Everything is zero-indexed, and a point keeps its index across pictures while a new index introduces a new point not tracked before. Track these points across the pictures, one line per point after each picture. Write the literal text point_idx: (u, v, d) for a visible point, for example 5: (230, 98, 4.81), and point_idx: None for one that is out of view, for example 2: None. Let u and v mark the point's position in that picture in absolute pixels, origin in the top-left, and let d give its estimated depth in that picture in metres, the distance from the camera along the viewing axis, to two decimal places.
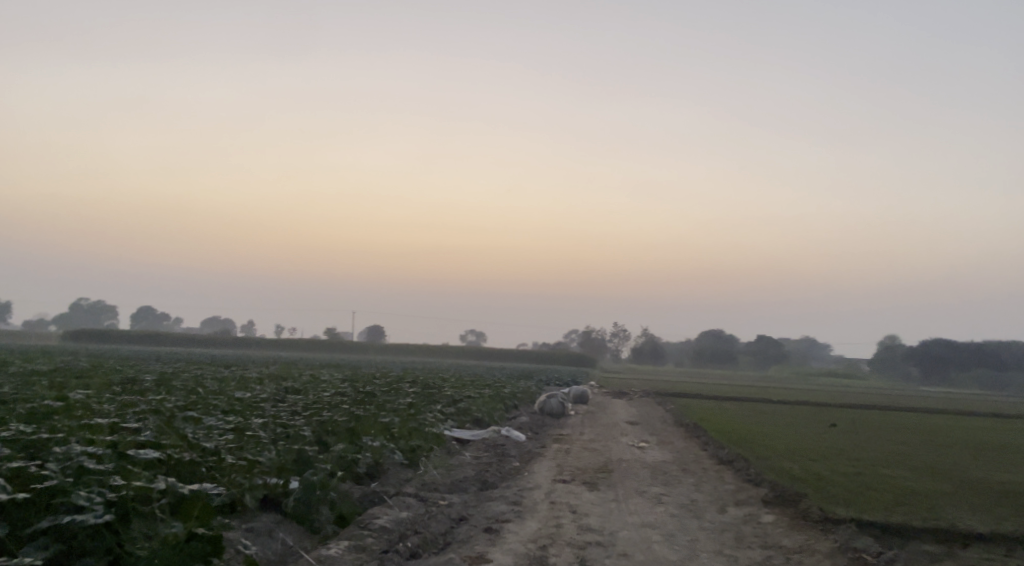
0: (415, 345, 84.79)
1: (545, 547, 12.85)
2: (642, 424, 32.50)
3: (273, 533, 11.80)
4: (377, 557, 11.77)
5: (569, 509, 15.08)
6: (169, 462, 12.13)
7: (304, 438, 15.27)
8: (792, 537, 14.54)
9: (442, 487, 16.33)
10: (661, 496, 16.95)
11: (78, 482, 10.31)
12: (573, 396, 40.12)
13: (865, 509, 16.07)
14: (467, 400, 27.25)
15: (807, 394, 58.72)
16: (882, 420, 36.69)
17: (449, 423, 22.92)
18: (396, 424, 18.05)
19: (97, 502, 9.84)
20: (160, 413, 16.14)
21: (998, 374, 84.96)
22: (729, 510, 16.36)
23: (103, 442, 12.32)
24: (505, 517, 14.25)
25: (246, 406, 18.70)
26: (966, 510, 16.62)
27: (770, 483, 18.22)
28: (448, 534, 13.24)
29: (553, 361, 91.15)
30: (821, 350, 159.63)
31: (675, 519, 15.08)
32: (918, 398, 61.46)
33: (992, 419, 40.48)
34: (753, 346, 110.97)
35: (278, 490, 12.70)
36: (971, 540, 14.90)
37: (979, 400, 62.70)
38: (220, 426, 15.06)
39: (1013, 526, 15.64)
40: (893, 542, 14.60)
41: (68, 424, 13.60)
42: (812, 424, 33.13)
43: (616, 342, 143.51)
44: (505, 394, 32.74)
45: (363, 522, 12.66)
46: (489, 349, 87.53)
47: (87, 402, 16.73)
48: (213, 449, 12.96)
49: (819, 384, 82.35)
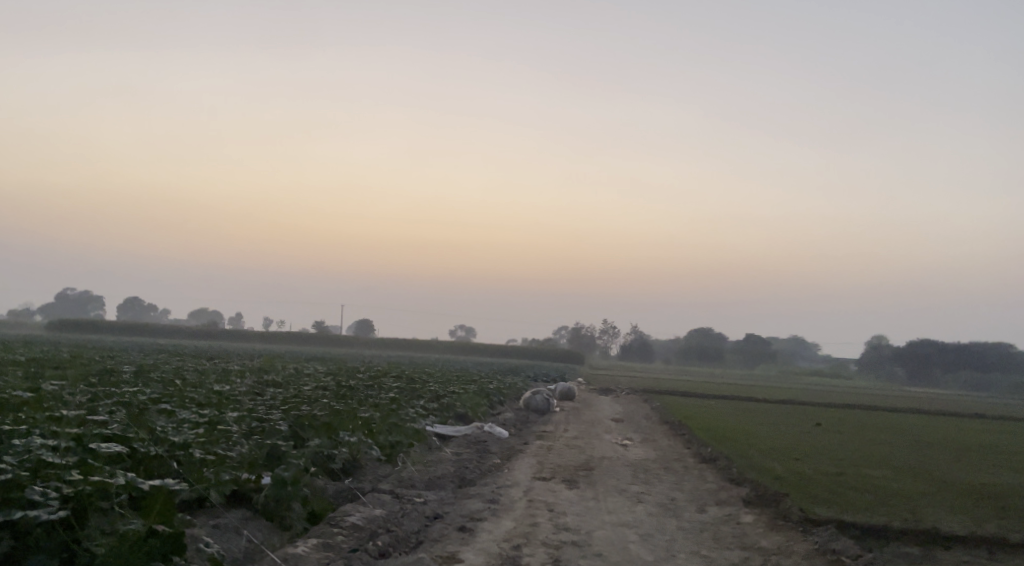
0: (402, 341, 84.61)
1: (518, 547, 12.61)
2: (626, 421, 32.36)
3: (240, 530, 11.55)
4: (345, 556, 11.49)
5: (547, 507, 14.86)
6: (136, 457, 11.90)
7: (279, 432, 15.00)
8: (771, 537, 14.32)
9: (419, 484, 16.07)
10: (641, 495, 16.73)
11: (34, 476, 10.08)
12: (559, 393, 39.85)
13: (846, 510, 15.88)
14: (452, 396, 26.99)
15: (794, 393, 58.79)
16: (867, 420, 36.65)
17: (432, 419, 22.67)
18: (375, 419, 17.79)
19: (52, 497, 9.59)
20: (134, 405, 15.84)
21: (982, 374, 85.44)
22: (709, 509, 16.15)
23: (67, 434, 12.10)
24: (480, 515, 14.02)
25: (223, 399, 18.50)
26: (947, 512, 16.43)
27: (752, 483, 18.02)
28: (421, 532, 13.00)
29: (541, 356, 90.98)
30: (807, 348, 160.82)
31: (654, 519, 14.85)
32: (902, 398, 61.68)
33: (976, 420, 40.46)
34: (741, 345, 111.11)
35: (248, 486, 12.45)
36: (951, 542, 14.72)
37: (961, 404, 56.17)
38: (193, 419, 14.82)
39: (994, 528, 15.46)
40: (872, 544, 14.38)
41: (34, 417, 13.28)
42: (796, 423, 33.07)
43: (605, 338, 143.47)
44: (490, 390, 32.45)
45: (335, 519, 12.43)
46: (476, 345, 87.36)
47: (59, 393, 16.48)
48: (183, 443, 12.72)
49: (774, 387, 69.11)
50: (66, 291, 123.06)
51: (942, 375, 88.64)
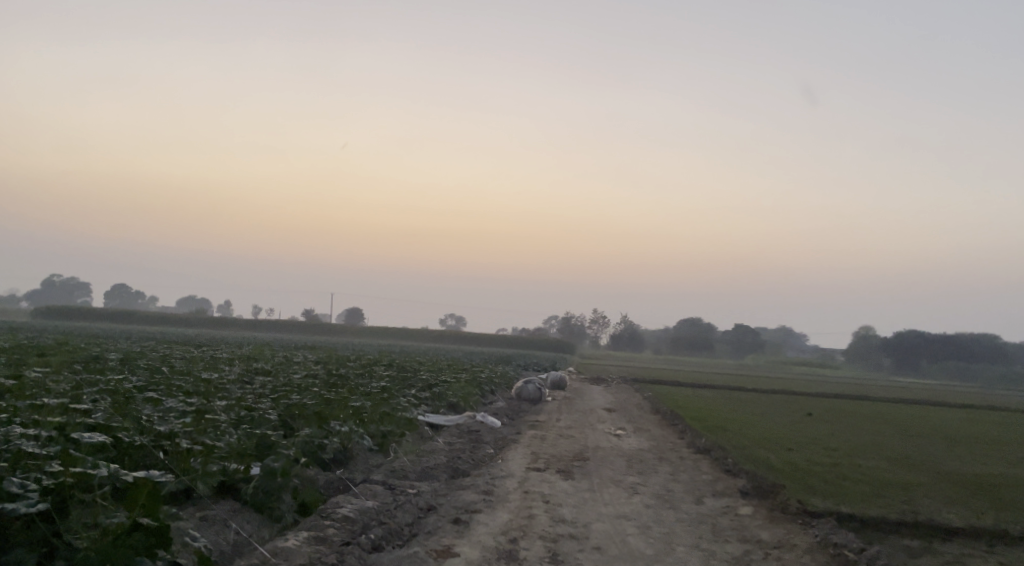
0: (390, 329, 84.23)
1: (515, 540, 12.28)
2: (618, 411, 32.01)
3: (228, 522, 11.24)
4: (337, 549, 11.15)
5: (543, 499, 14.56)
6: (120, 446, 11.55)
7: (269, 422, 14.65)
8: (771, 530, 14.03)
9: (412, 474, 15.74)
10: (636, 486, 16.43)
11: (14, 468, 9.73)
12: (551, 383, 39.53)
13: (844, 501, 15.61)
14: (443, 385, 26.61)
15: (784, 383, 58.64)
16: (859, 410, 36.48)
17: (423, 408, 22.31)
18: (366, 409, 17.42)
19: (32, 489, 9.23)
20: (119, 393, 15.49)
21: (967, 365, 85.59)
22: (705, 501, 15.85)
23: (49, 424, 11.73)
24: (475, 507, 13.68)
25: (211, 387, 18.13)
26: (946, 503, 16.18)
27: (748, 474, 17.73)
28: (414, 525, 12.65)
29: (531, 345, 90.63)
30: (797, 339, 161.21)
31: (652, 510, 14.56)
32: (894, 388, 61.50)
33: (966, 411, 40.39)
34: (730, 335, 110.79)
35: (237, 476, 12.09)
36: (952, 535, 14.44)
37: (948, 395, 56.09)
38: (179, 408, 14.45)
39: (993, 519, 15.23)
40: (872, 537, 14.12)
41: (16, 405, 12.92)
42: (788, 413, 32.83)
43: (595, 328, 143.01)
44: (482, 379, 32.05)
45: (326, 512, 12.12)
46: (463, 334, 86.97)
47: (42, 381, 16.12)
48: (168, 433, 12.36)
49: (767, 376, 69.00)
50: (53, 276, 122.43)
51: (928, 364, 88.72)
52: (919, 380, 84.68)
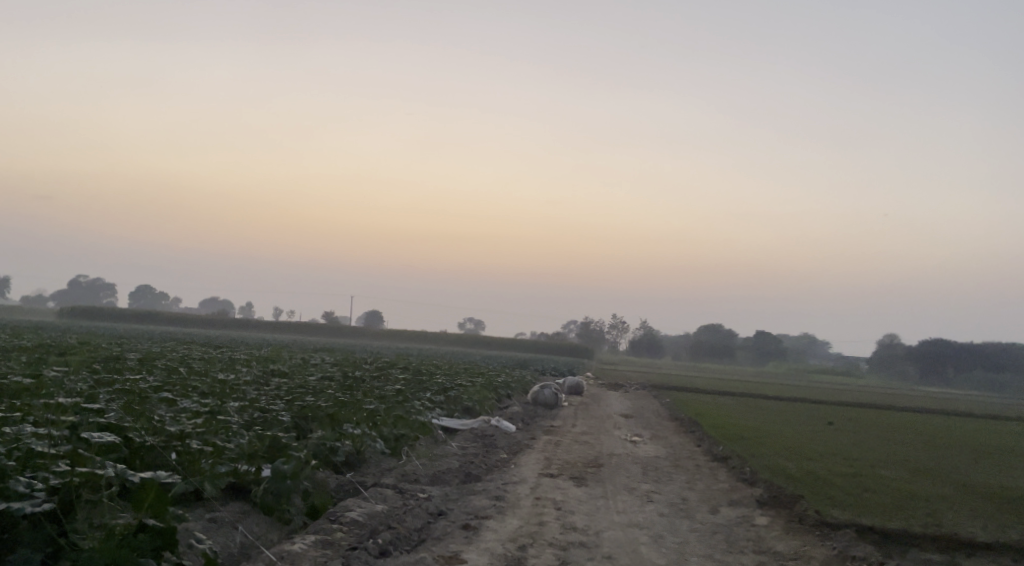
0: (410, 332, 84.17)
1: (524, 548, 12.19)
2: (635, 417, 31.84)
3: (236, 524, 11.24)
4: (344, 553, 11.12)
5: (554, 505, 14.48)
6: (131, 446, 11.56)
7: (281, 424, 14.64)
8: (787, 542, 13.88)
9: (423, 478, 15.67)
10: (652, 494, 16.33)
11: (23, 467, 9.76)
12: (568, 387, 39.39)
13: (863, 513, 15.44)
14: (460, 389, 26.49)
15: (808, 390, 58.21)
16: (883, 419, 36.14)
17: (439, 411, 22.22)
18: (381, 411, 17.36)
19: (38, 489, 9.24)
20: (133, 394, 15.53)
21: (995, 375, 84.60)
22: (721, 510, 15.72)
23: (62, 423, 11.76)
24: (485, 513, 13.62)
25: (227, 388, 18.14)
26: (968, 516, 15.98)
27: (765, 483, 17.58)
28: (424, 529, 12.61)
29: (551, 350, 90.44)
30: (820, 346, 160.16)
31: (665, 519, 14.45)
32: (921, 397, 60.85)
33: (992, 422, 39.90)
34: (751, 343, 110.19)
35: (248, 478, 12.08)
36: (974, 550, 14.23)
37: (976, 405, 55.47)
38: (194, 409, 14.47)
39: (1016, 534, 15.01)
40: (892, 550, 13.96)
41: (31, 404, 12.96)
42: (810, 421, 32.51)
43: (614, 333, 142.64)
44: (498, 383, 31.92)
45: (335, 514, 12.10)
46: (483, 339, 86.81)
47: (59, 380, 16.18)
48: (179, 434, 12.35)
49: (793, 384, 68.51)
50: (78, 276, 123.13)
51: (954, 374, 87.84)
52: (945, 389, 83.81)
